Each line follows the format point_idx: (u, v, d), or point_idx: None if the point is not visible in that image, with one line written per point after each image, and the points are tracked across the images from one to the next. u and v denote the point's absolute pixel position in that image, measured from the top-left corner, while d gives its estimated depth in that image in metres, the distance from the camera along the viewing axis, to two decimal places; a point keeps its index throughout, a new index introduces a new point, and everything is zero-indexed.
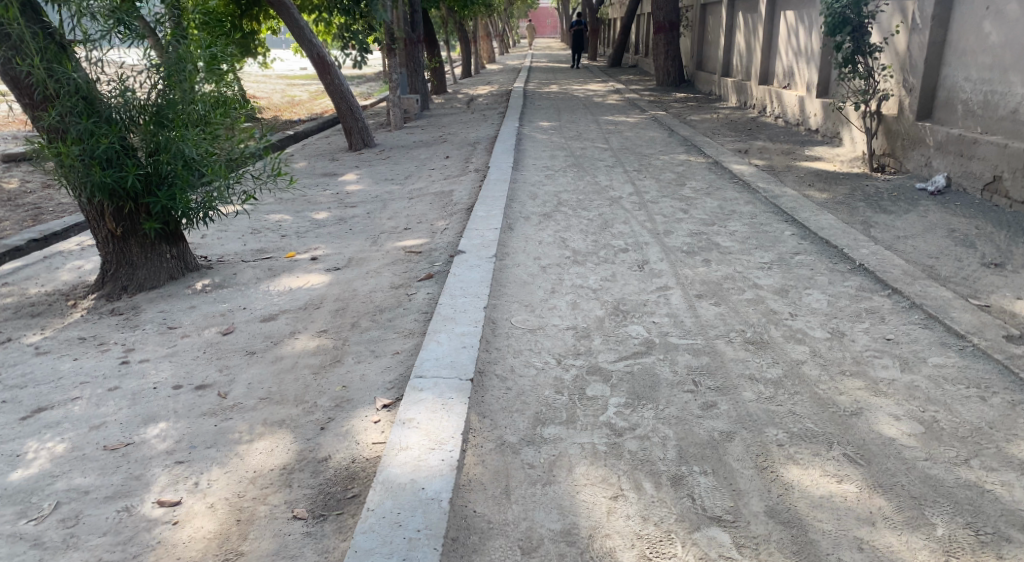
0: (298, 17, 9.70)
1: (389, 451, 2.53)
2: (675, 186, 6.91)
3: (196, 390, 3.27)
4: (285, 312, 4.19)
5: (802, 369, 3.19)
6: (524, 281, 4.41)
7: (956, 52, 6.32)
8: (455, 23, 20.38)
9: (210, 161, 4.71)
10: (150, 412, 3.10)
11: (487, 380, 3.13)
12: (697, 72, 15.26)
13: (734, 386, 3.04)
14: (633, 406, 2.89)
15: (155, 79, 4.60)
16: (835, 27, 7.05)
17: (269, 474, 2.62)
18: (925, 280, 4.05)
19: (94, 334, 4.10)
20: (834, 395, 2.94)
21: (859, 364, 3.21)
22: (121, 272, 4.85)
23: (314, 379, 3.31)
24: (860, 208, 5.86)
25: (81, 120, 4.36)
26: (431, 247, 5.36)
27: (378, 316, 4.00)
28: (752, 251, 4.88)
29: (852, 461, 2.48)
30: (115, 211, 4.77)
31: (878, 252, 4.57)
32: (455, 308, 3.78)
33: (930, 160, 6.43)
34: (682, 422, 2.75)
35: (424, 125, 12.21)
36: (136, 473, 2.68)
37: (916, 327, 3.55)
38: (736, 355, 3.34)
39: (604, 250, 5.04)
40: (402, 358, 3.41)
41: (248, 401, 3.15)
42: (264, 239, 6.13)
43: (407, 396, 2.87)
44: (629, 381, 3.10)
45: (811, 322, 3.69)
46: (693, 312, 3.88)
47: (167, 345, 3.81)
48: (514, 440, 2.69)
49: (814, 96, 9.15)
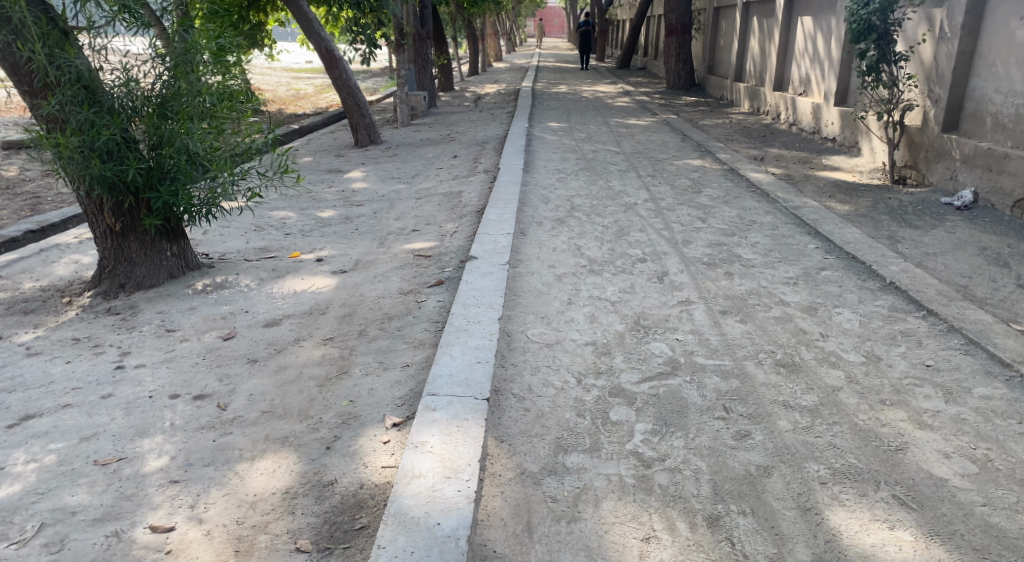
0: (308, 11, 9.49)
1: (401, 479, 2.34)
2: (691, 193, 6.72)
3: (194, 401, 3.08)
4: (289, 317, 4.01)
5: (838, 397, 2.99)
6: (539, 290, 4.21)
7: (986, 63, 6.13)
8: (464, 21, 20.14)
9: (215, 155, 4.53)
10: (145, 424, 2.89)
11: (503, 400, 2.94)
12: (709, 76, 15.05)
13: (767, 414, 2.85)
14: (661, 434, 2.70)
15: (160, 69, 4.43)
16: (860, 33, 6.81)
17: (271, 498, 2.42)
18: (962, 302, 3.86)
19: (89, 334, 3.90)
20: (876, 427, 2.75)
21: (899, 393, 3.01)
22: (119, 270, 4.65)
23: (320, 392, 3.11)
24: (885, 221, 5.67)
25: (82, 109, 4.17)
26: (441, 251, 5.16)
27: (386, 324, 3.82)
28: (776, 264, 4.69)
29: (903, 504, 2.33)
30: (115, 206, 4.57)
31: (908, 270, 4.38)
32: (468, 319, 3.59)
33: (956, 174, 6.24)
34: (715, 453, 2.58)
35: (431, 122, 12.01)
36: (129, 492, 2.48)
37: (956, 352, 3.37)
38: (767, 380, 3.15)
39: (621, 259, 4.85)
40: (413, 372, 3.21)
41: (250, 414, 2.96)
42: (269, 237, 5.94)
43: (420, 416, 2.69)
44: (656, 406, 2.91)
45: (845, 343, 3.50)
46: (718, 329, 3.69)
47: (164, 349, 3.62)
48: (534, 468, 2.51)
49: (832, 104, 8.94)
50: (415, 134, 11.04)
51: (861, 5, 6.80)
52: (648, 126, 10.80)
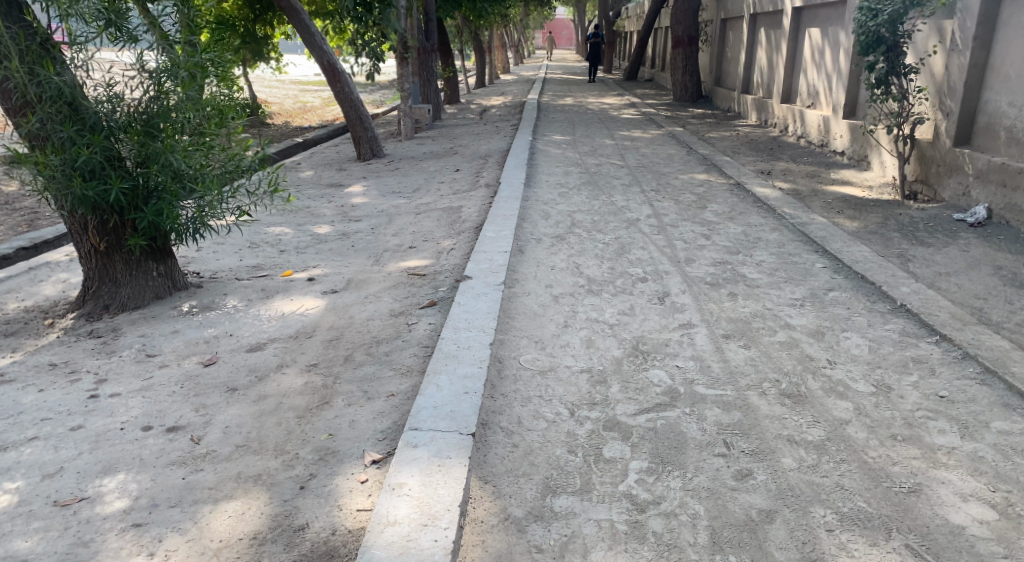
0: (309, 24, 9.42)
1: (375, 526, 2.20)
2: (695, 209, 6.56)
3: (166, 434, 2.93)
4: (274, 341, 3.86)
5: (847, 431, 2.81)
6: (535, 312, 4.06)
7: (999, 76, 5.95)
8: (470, 33, 20.10)
9: (202, 174, 4.41)
10: (112, 460, 2.75)
11: (490, 435, 2.78)
12: (715, 88, 14.90)
13: (771, 450, 2.68)
14: (657, 474, 2.53)
15: (147, 84, 4.31)
16: (868, 45, 6.62)
17: (237, 545, 2.28)
18: (977, 326, 3.68)
19: (67, 360, 3.77)
20: (886, 465, 2.57)
21: (911, 427, 2.83)
22: (104, 290, 4.54)
23: (299, 424, 2.96)
24: (895, 239, 5.48)
25: (63, 127, 4.07)
26: (436, 269, 5.01)
27: (374, 349, 3.66)
28: (782, 285, 4.52)
29: (917, 556, 2.16)
30: (99, 224, 4.45)
31: (920, 291, 4.20)
32: (458, 344, 3.43)
33: (969, 189, 6.05)
34: (715, 496, 2.41)
35: (435, 136, 11.91)
36: (86, 538, 2.34)
37: (972, 382, 3.19)
38: (771, 412, 2.97)
39: (621, 278, 4.69)
40: (397, 403, 3.05)
41: (223, 448, 2.81)
42: (262, 254, 5.82)
43: (400, 454, 2.53)
44: (652, 441, 2.75)
45: (853, 372, 3.32)
46: (721, 355, 3.53)
47: (142, 377, 3.47)
48: (520, 514, 2.35)
49: (840, 117, 8.77)
50: (419, 147, 10.94)
51: (869, 16, 6.61)
52: (653, 139, 10.64)
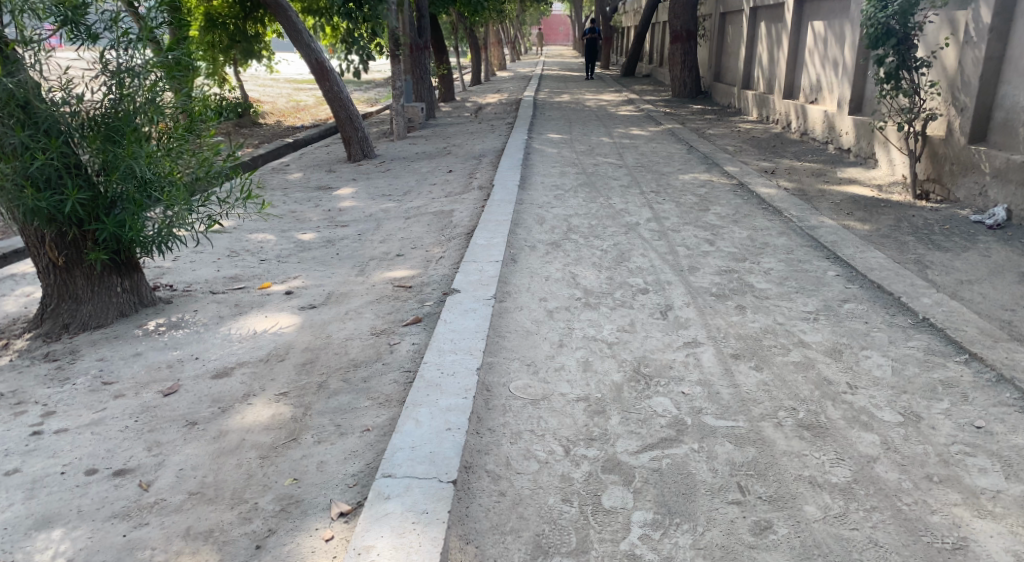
0: (297, 20, 9.12)
1: None
2: (697, 211, 6.23)
3: (111, 479, 2.61)
4: (242, 365, 3.54)
5: (876, 470, 2.52)
6: (527, 330, 3.73)
7: (1017, 70, 5.64)
8: (466, 30, 19.70)
9: (170, 182, 4.07)
10: (47, 512, 2.45)
11: (474, 481, 2.46)
12: (714, 83, 14.58)
13: (791, 496, 2.39)
14: (663, 528, 2.25)
15: (106, 85, 3.99)
16: (877, 38, 6.26)
17: None
18: (1010, 343, 3.37)
19: (15, 389, 3.44)
20: (924, 514, 2.31)
21: (947, 465, 2.55)
22: (63, 308, 4.22)
23: (261, 466, 2.64)
24: (909, 243, 5.17)
25: (15, 132, 3.70)
26: (422, 281, 4.69)
27: (350, 374, 3.34)
28: (793, 296, 4.20)
29: None
30: (58, 237, 4.14)
31: (943, 302, 3.88)
32: (442, 370, 3.11)
33: (985, 190, 5.74)
34: (731, 557, 2.15)
35: (428, 135, 11.58)
36: None
37: (1010, 410, 2.89)
38: (789, 447, 2.66)
39: (621, 290, 4.37)
40: (371, 440, 2.73)
41: (175, 497, 2.49)
42: (240, 264, 5.50)
43: (370, 509, 2.23)
44: (657, 486, 2.44)
45: (877, 398, 3.00)
46: (730, 379, 3.21)
47: (94, 409, 3.15)
48: None
49: (847, 113, 8.45)
50: (411, 146, 10.61)
51: (878, 7, 6.24)
52: (652, 136, 10.32)
